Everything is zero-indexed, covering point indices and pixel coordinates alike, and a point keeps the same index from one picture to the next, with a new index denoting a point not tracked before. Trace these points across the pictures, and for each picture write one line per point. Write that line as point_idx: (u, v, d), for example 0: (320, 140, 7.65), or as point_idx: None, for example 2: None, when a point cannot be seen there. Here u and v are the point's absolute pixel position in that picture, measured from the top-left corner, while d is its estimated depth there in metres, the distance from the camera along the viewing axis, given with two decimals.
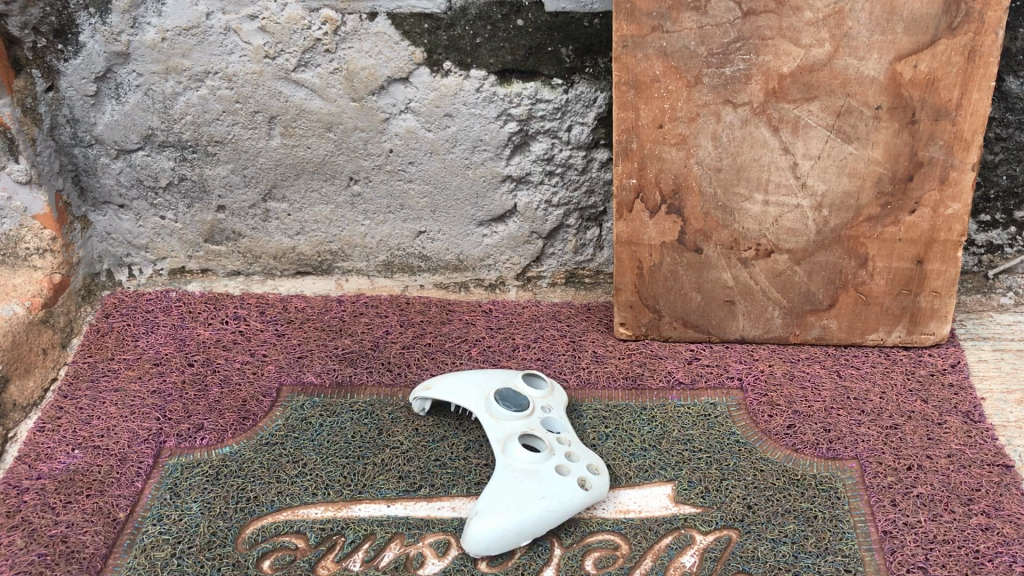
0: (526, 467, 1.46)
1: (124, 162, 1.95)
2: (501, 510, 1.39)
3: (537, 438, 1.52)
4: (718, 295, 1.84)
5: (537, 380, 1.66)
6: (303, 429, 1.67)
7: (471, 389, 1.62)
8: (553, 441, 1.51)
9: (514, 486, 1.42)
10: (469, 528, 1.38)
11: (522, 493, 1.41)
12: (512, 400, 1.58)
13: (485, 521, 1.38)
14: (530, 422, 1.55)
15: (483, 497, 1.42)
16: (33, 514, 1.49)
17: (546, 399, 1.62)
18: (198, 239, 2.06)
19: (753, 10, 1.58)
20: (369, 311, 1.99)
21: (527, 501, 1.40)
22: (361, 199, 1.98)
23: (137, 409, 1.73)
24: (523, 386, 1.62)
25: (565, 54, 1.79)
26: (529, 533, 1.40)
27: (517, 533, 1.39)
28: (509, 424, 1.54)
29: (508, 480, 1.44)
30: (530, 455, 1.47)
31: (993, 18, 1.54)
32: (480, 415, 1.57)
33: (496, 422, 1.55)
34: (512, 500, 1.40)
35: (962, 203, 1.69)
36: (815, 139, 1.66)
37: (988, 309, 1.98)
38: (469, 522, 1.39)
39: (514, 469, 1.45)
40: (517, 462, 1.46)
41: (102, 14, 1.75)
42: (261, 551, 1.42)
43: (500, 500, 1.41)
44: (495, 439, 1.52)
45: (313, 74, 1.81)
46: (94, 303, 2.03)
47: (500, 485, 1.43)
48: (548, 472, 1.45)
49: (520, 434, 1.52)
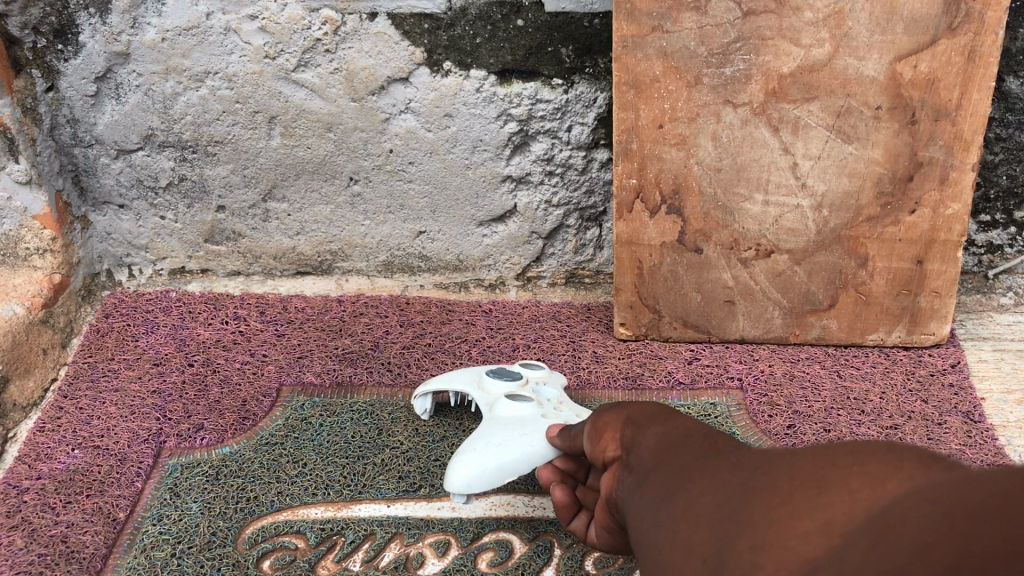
0: (512, 418, 1.48)
1: (124, 162, 1.94)
2: (482, 450, 1.42)
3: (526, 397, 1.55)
4: (718, 295, 1.84)
5: (537, 366, 1.67)
6: (303, 429, 1.67)
7: (468, 371, 1.66)
8: (543, 400, 1.53)
9: (495, 428, 1.46)
10: (454, 469, 1.41)
11: (505, 433, 1.43)
12: (506, 372, 1.61)
13: (468, 460, 1.41)
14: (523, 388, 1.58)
15: (469, 445, 1.45)
16: (34, 514, 1.49)
17: (544, 377, 1.63)
18: (198, 239, 2.06)
19: (753, 11, 1.58)
20: (368, 311, 1.99)
21: (509, 438, 1.42)
22: (361, 199, 1.98)
23: (137, 409, 1.73)
24: (519, 365, 1.65)
25: (565, 54, 1.78)
26: (512, 470, 1.39)
27: (496, 469, 1.39)
28: (500, 390, 1.57)
29: (493, 428, 1.46)
30: (515, 407, 1.50)
31: (993, 18, 1.53)
32: (473, 388, 1.61)
33: (489, 391, 1.58)
34: (495, 440, 1.43)
35: (962, 203, 1.69)
36: (815, 139, 1.66)
37: (989, 309, 1.98)
38: (455, 465, 1.42)
39: (501, 420, 1.48)
40: (504, 415, 1.49)
41: (102, 14, 1.75)
42: (261, 551, 1.42)
43: (484, 442, 1.43)
44: (486, 404, 1.55)
45: (313, 74, 1.81)
46: (95, 303, 2.04)
47: (485, 432, 1.46)
48: (533, 418, 1.47)
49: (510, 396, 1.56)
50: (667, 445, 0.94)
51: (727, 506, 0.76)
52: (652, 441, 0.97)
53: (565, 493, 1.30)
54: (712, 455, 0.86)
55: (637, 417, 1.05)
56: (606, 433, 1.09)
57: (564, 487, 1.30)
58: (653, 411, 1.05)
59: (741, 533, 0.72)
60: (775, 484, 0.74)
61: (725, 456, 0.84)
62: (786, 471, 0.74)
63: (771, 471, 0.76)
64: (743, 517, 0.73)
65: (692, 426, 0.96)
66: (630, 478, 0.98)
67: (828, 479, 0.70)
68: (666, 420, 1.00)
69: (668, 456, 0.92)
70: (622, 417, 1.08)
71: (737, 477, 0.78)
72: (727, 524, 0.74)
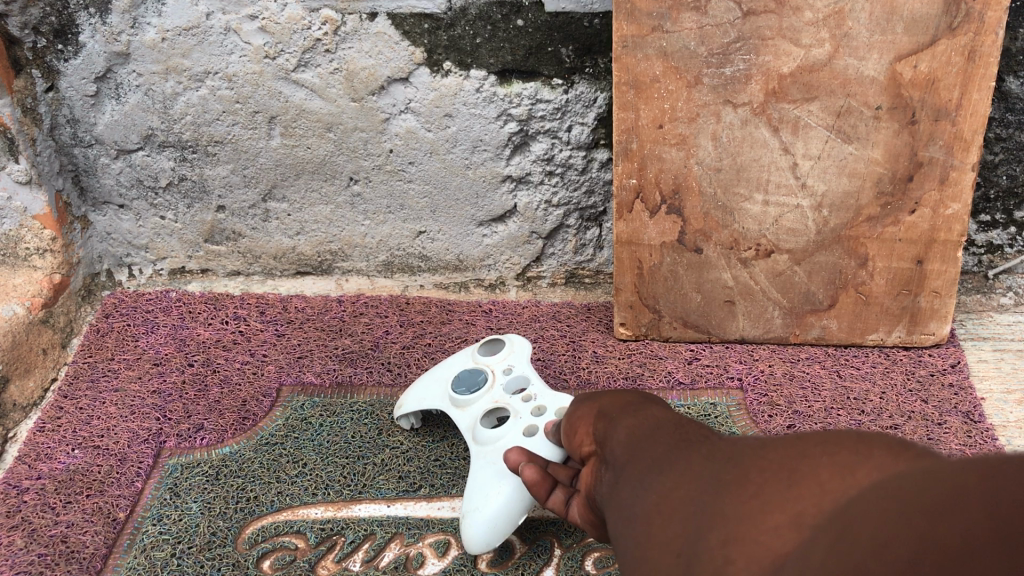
0: (495, 445, 1.45)
1: (124, 162, 1.94)
2: (482, 500, 1.37)
3: (501, 406, 1.53)
4: (718, 295, 1.84)
5: (497, 344, 1.65)
6: (303, 429, 1.67)
7: (434, 385, 1.63)
8: (517, 405, 1.51)
9: (488, 470, 1.41)
10: (466, 529, 1.36)
11: (495, 471, 1.40)
12: (472, 381, 1.58)
13: (476, 516, 1.36)
14: (493, 395, 1.55)
15: (467, 497, 1.40)
16: (34, 514, 1.51)
17: (507, 360, 1.61)
18: (199, 239, 2.06)
19: (753, 11, 1.58)
20: (369, 311, 1.99)
21: (501, 475, 1.38)
22: (361, 199, 1.98)
23: (137, 409, 1.73)
24: (479, 362, 1.62)
25: (565, 54, 1.78)
26: (522, 507, 1.36)
27: (507, 516, 1.35)
28: (474, 408, 1.54)
29: (483, 467, 1.43)
30: (496, 431, 1.47)
31: (993, 18, 1.53)
32: (447, 409, 1.58)
33: (464, 412, 1.55)
34: (490, 484, 1.38)
35: (962, 203, 1.69)
36: (815, 139, 1.66)
37: (989, 309, 1.98)
38: (464, 522, 1.37)
39: (487, 453, 1.45)
40: (487, 445, 1.46)
41: (102, 14, 1.74)
42: (261, 551, 1.43)
43: (481, 490, 1.39)
44: (466, 430, 1.52)
45: (313, 74, 1.81)
46: (95, 303, 2.04)
47: (477, 475, 1.42)
48: (516, 436, 1.45)
49: (487, 412, 1.54)
50: (640, 439, 0.94)
51: (700, 501, 0.75)
52: (626, 434, 0.98)
53: (534, 470, 1.22)
54: (686, 449, 0.86)
55: (611, 412, 1.06)
56: (580, 428, 1.12)
57: (534, 464, 1.23)
58: (624, 403, 1.07)
59: (710, 529, 0.71)
60: (746, 478, 0.73)
61: (699, 451, 0.84)
62: (758, 466, 0.73)
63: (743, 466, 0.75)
64: (713, 515, 0.72)
65: (665, 419, 0.97)
66: (606, 475, 0.99)
67: (798, 471, 0.69)
68: (637, 411, 1.03)
69: (642, 449, 0.92)
70: (594, 410, 1.11)
71: (710, 471, 0.78)
72: (698, 521, 0.74)
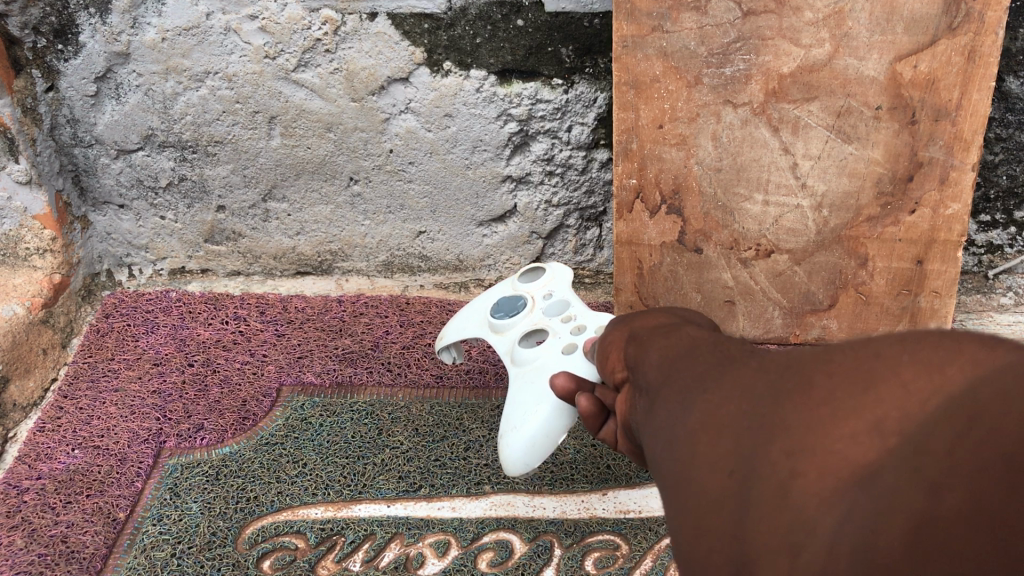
0: (533, 367, 1.40)
1: (124, 162, 1.94)
2: (521, 423, 1.33)
3: (539, 328, 1.47)
4: (718, 296, 1.85)
5: (538, 270, 1.57)
6: (303, 429, 1.67)
7: (473, 315, 1.58)
8: (555, 327, 1.44)
9: (526, 392, 1.36)
10: (505, 451, 1.34)
11: (534, 394, 1.35)
12: (511, 307, 1.51)
13: (514, 438, 1.33)
14: (532, 319, 1.49)
15: (507, 419, 1.37)
16: (33, 514, 1.52)
17: (547, 285, 1.53)
18: (199, 239, 2.06)
19: (753, 11, 1.58)
20: (368, 311, 1.98)
21: (539, 399, 1.33)
22: (361, 199, 1.98)
23: (137, 409, 1.73)
24: (519, 287, 1.55)
25: (565, 54, 1.78)
26: (563, 427, 1.31)
27: (546, 435, 1.30)
28: (513, 332, 1.49)
29: (522, 390, 1.38)
30: (534, 351, 1.41)
31: (993, 18, 1.52)
32: (488, 336, 1.54)
33: (502, 336, 1.50)
34: (528, 407, 1.34)
35: (963, 203, 1.68)
36: (815, 139, 1.66)
37: (988, 309, 1.99)
38: (504, 444, 1.35)
39: (526, 375, 1.40)
40: (526, 366, 1.41)
41: (102, 14, 1.74)
42: (261, 551, 1.43)
43: (520, 413, 1.34)
44: (506, 355, 1.49)
45: (313, 74, 1.81)
46: (95, 303, 2.03)
47: (517, 398, 1.38)
48: (555, 354, 1.38)
49: (526, 335, 1.48)
50: (676, 358, 0.85)
51: (751, 411, 0.67)
52: (659, 356, 0.89)
53: (589, 401, 1.16)
54: (731, 363, 0.77)
55: (642, 335, 0.99)
56: (612, 354, 1.05)
57: (587, 395, 1.17)
58: (658, 326, 0.98)
59: (770, 441, 0.64)
60: (809, 382, 0.65)
61: (745, 363, 0.75)
62: (821, 368, 0.65)
63: (800, 371, 0.67)
64: (773, 425, 0.65)
65: (700, 338, 0.88)
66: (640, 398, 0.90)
67: (870, 372, 0.61)
68: (669, 334, 0.93)
69: (678, 367, 0.83)
70: (625, 335, 1.04)
71: (761, 380, 0.70)
72: (753, 433, 0.66)
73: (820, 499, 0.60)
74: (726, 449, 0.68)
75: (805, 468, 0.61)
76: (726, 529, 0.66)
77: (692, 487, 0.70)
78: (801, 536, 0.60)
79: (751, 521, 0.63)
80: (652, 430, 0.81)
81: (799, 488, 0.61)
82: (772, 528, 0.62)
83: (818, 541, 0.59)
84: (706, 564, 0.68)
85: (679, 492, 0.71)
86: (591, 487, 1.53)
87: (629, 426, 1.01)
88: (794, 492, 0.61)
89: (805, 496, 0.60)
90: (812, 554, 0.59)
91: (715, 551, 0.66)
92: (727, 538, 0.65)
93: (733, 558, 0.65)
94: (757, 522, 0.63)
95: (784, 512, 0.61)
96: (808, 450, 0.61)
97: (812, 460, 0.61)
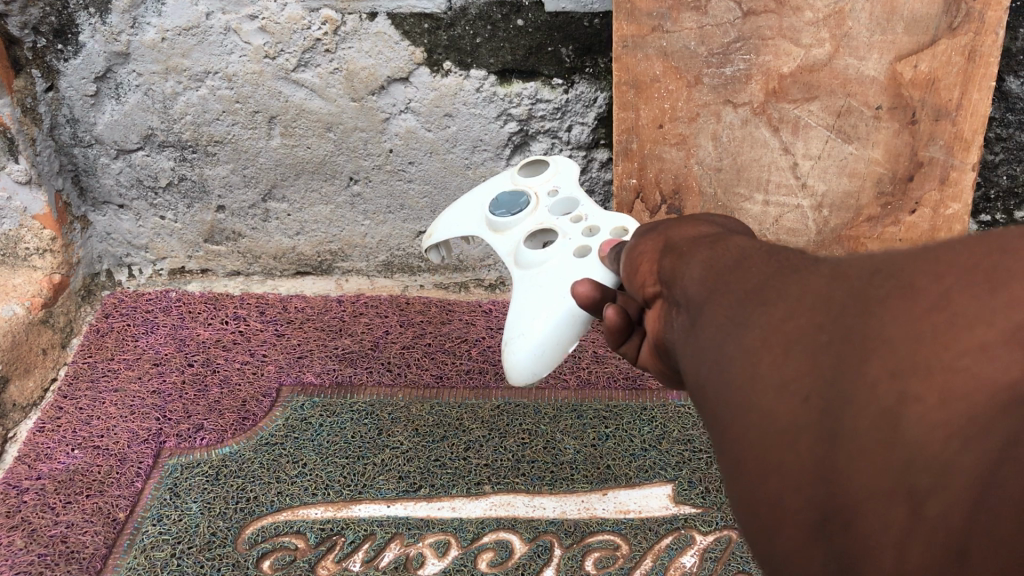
0: (541, 268, 1.22)
1: (124, 162, 1.94)
2: (529, 325, 1.16)
3: (546, 229, 1.28)
4: None
5: (540, 164, 1.38)
6: (303, 429, 1.67)
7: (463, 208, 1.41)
8: (565, 226, 1.26)
9: (532, 295, 1.20)
10: (511, 356, 1.18)
11: (545, 294, 1.18)
12: (511, 200, 1.34)
13: (523, 342, 1.16)
14: (537, 217, 1.30)
15: (511, 322, 1.20)
16: (34, 514, 1.52)
17: (552, 181, 1.34)
18: (198, 239, 2.06)
19: (753, 11, 1.58)
20: (369, 311, 1.98)
21: (550, 300, 1.16)
22: (361, 199, 1.98)
23: (137, 409, 1.73)
24: (520, 183, 1.36)
25: (565, 54, 1.77)
26: (575, 335, 1.15)
27: (556, 344, 1.15)
28: (516, 231, 1.31)
29: (529, 294, 1.20)
30: (541, 252, 1.23)
31: (993, 18, 1.52)
32: (486, 237, 1.35)
33: (504, 236, 1.32)
34: (537, 308, 1.17)
35: (963, 203, 1.68)
36: (815, 139, 1.67)
37: None
38: (509, 350, 1.18)
39: (531, 277, 1.23)
40: (532, 267, 1.23)
41: (102, 14, 1.74)
42: (261, 551, 1.44)
43: (526, 315, 1.18)
44: (508, 257, 1.30)
45: (313, 74, 1.80)
46: (94, 303, 2.03)
47: (522, 302, 1.20)
48: (564, 258, 1.21)
49: (532, 235, 1.29)
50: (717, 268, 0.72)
51: (831, 323, 0.55)
52: (701, 269, 0.74)
53: (617, 312, 0.98)
54: (789, 269, 0.64)
55: (680, 246, 0.82)
56: (643, 265, 0.91)
57: (613, 304, 0.99)
58: (701, 236, 0.82)
59: (865, 359, 0.52)
60: (909, 282, 0.52)
61: (806, 266, 0.62)
62: (924, 267, 0.52)
63: (894, 268, 0.54)
64: (865, 337, 0.52)
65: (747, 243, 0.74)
66: (679, 317, 0.75)
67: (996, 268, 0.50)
68: (712, 240, 0.79)
69: (716, 277, 0.71)
70: (660, 245, 0.89)
71: (837, 282, 0.57)
72: (836, 349, 0.54)
73: (946, 433, 0.49)
74: (800, 371, 0.56)
75: (920, 391, 0.49)
76: (807, 469, 0.55)
77: (755, 418, 0.58)
78: (917, 477, 0.50)
79: (843, 459, 0.53)
80: (691, 352, 0.69)
81: (911, 418, 0.50)
82: (876, 468, 0.51)
83: (945, 485, 0.49)
84: (776, 511, 0.58)
85: (736, 425, 0.60)
86: (591, 487, 1.53)
87: (663, 347, 0.87)
88: (906, 423, 0.50)
89: (920, 427, 0.49)
90: (935, 501, 0.50)
91: (792, 495, 0.56)
92: (808, 479, 0.55)
93: (818, 503, 0.55)
94: (853, 461, 0.52)
95: (896, 448, 0.51)
96: (921, 370, 0.49)
97: (928, 382, 0.49)
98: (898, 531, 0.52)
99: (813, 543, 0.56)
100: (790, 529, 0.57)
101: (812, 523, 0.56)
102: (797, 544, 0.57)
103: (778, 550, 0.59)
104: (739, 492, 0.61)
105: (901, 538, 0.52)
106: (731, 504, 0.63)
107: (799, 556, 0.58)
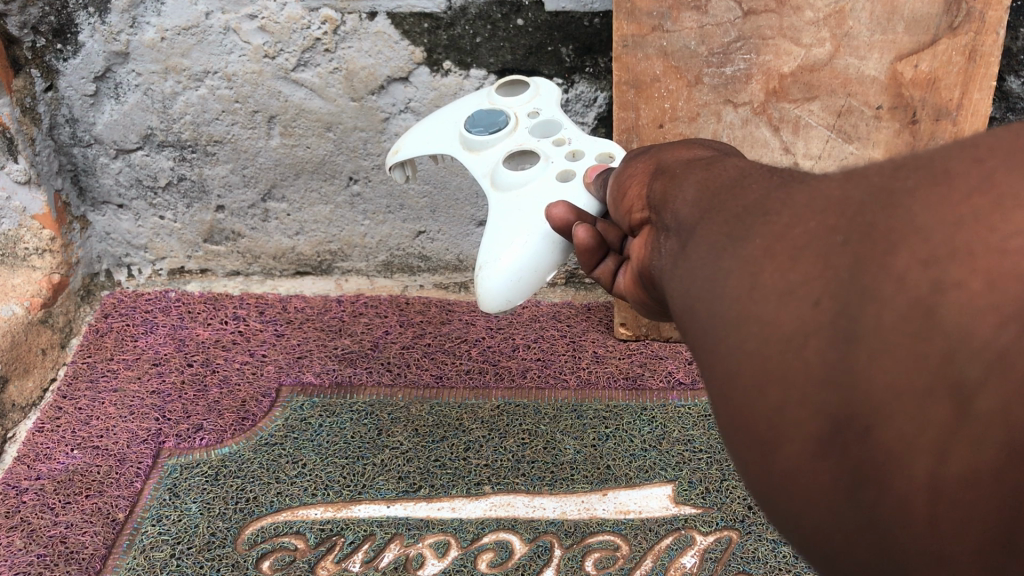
0: (518, 188, 1.22)
1: (124, 161, 1.94)
2: (504, 248, 1.16)
3: (527, 151, 1.27)
4: None
5: (519, 86, 1.38)
6: (303, 429, 1.67)
7: (440, 129, 1.38)
8: (546, 149, 1.25)
9: (510, 216, 1.19)
10: (483, 281, 1.17)
11: (522, 217, 1.18)
12: (488, 120, 1.33)
13: (497, 266, 1.16)
14: (516, 139, 1.30)
15: (484, 244, 1.19)
16: (33, 514, 1.52)
17: (532, 104, 1.34)
18: (198, 239, 2.05)
19: (753, 10, 1.58)
20: (368, 311, 1.97)
21: (528, 222, 1.17)
22: (361, 199, 1.98)
23: (137, 409, 1.73)
24: (499, 103, 1.35)
25: (565, 53, 1.77)
26: (551, 263, 1.16)
27: (533, 270, 1.15)
28: (493, 151, 1.30)
29: (505, 216, 1.20)
30: (521, 175, 1.22)
31: (993, 18, 1.52)
32: (460, 156, 1.34)
33: (480, 156, 1.31)
34: (514, 230, 1.17)
35: None
36: (815, 139, 1.67)
37: None
38: (481, 275, 1.18)
39: (508, 197, 1.22)
40: (509, 187, 1.23)
41: (102, 14, 1.73)
42: (261, 552, 1.43)
43: (501, 238, 1.17)
44: (484, 176, 1.29)
45: (313, 73, 1.80)
46: (94, 302, 2.03)
47: (498, 224, 1.20)
48: (547, 180, 1.20)
49: (510, 155, 1.28)
50: (716, 192, 0.71)
51: (847, 223, 0.54)
52: (696, 191, 0.75)
53: (588, 232, 1.05)
54: (793, 184, 0.64)
55: (673, 168, 0.85)
56: (632, 190, 0.93)
57: (586, 224, 1.05)
58: (693, 159, 0.84)
59: (890, 252, 0.51)
60: (941, 172, 0.52)
61: (815, 179, 0.62)
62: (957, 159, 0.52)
63: (920, 166, 0.53)
64: (891, 231, 0.51)
65: (748, 165, 0.74)
66: (669, 242, 0.76)
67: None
68: (709, 166, 0.79)
69: (713, 199, 0.71)
70: (651, 166, 0.92)
71: (856, 183, 0.56)
72: (855, 248, 0.53)
73: (1000, 318, 0.47)
74: (812, 275, 0.54)
75: (963, 277, 0.48)
76: (819, 377, 0.54)
77: (759, 329, 0.57)
78: (963, 369, 0.48)
79: (866, 358, 0.51)
80: (686, 275, 0.68)
81: (950, 307, 0.48)
82: (908, 364, 0.50)
83: (999, 377, 0.48)
84: (779, 426, 0.56)
85: (736, 339, 0.59)
86: (591, 487, 1.53)
87: (645, 275, 0.90)
88: (942, 312, 0.48)
89: (958, 317, 0.48)
90: (987, 396, 0.48)
91: (802, 406, 0.55)
92: (819, 387, 0.54)
93: (833, 412, 0.53)
94: (876, 361, 0.51)
95: (933, 341, 0.49)
96: (962, 255, 0.48)
97: (972, 267, 0.48)
98: (935, 432, 0.50)
99: (822, 457, 0.55)
100: (794, 444, 0.56)
101: (820, 435, 0.54)
102: (800, 459, 0.56)
103: (777, 467, 0.58)
104: (736, 411, 0.59)
105: (938, 441, 0.50)
106: (724, 425, 0.61)
107: (803, 474, 0.56)
